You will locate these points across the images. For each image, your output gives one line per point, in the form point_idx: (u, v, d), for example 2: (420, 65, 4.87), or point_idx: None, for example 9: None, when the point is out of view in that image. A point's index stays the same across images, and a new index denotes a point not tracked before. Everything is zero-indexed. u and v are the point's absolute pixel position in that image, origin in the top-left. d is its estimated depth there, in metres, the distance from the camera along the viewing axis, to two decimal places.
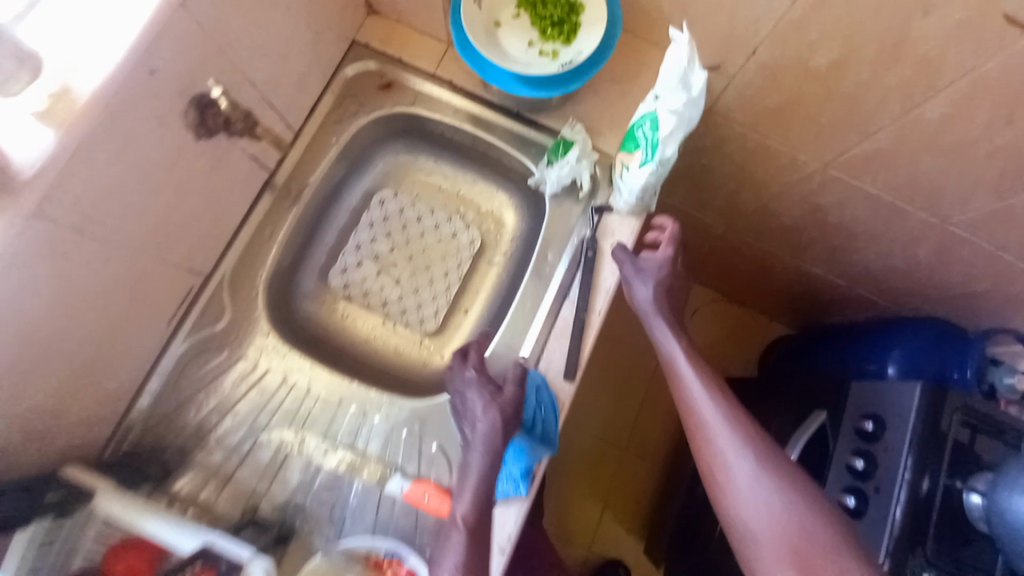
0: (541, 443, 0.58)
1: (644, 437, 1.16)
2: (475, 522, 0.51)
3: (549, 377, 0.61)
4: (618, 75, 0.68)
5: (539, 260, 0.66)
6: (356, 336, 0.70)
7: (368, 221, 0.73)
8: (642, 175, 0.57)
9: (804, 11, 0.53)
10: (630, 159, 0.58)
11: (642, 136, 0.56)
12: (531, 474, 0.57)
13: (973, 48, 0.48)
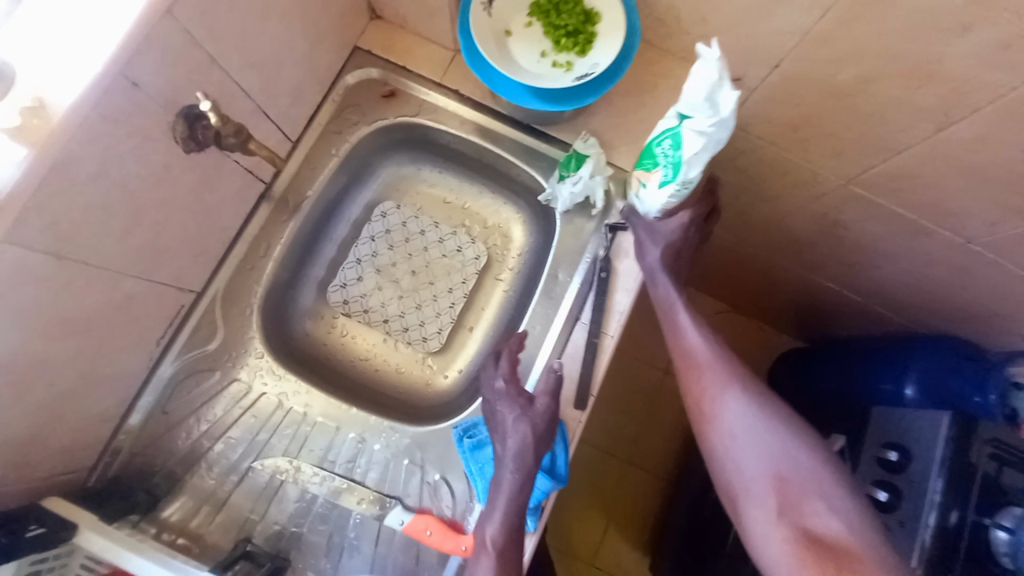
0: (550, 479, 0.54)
1: (649, 451, 1.13)
2: (505, 544, 0.47)
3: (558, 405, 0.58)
4: (631, 87, 0.65)
5: (548, 279, 0.63)
6: (355, 354, 0.67)
7: (369, 235, 0.71)
8: (658, 196, 0.54)
9: (831, 25, 0.49)
10: (647, 177, 0.55)
11: (660, 155, 0.52)
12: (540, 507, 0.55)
13: (1007, 69, 0.45)
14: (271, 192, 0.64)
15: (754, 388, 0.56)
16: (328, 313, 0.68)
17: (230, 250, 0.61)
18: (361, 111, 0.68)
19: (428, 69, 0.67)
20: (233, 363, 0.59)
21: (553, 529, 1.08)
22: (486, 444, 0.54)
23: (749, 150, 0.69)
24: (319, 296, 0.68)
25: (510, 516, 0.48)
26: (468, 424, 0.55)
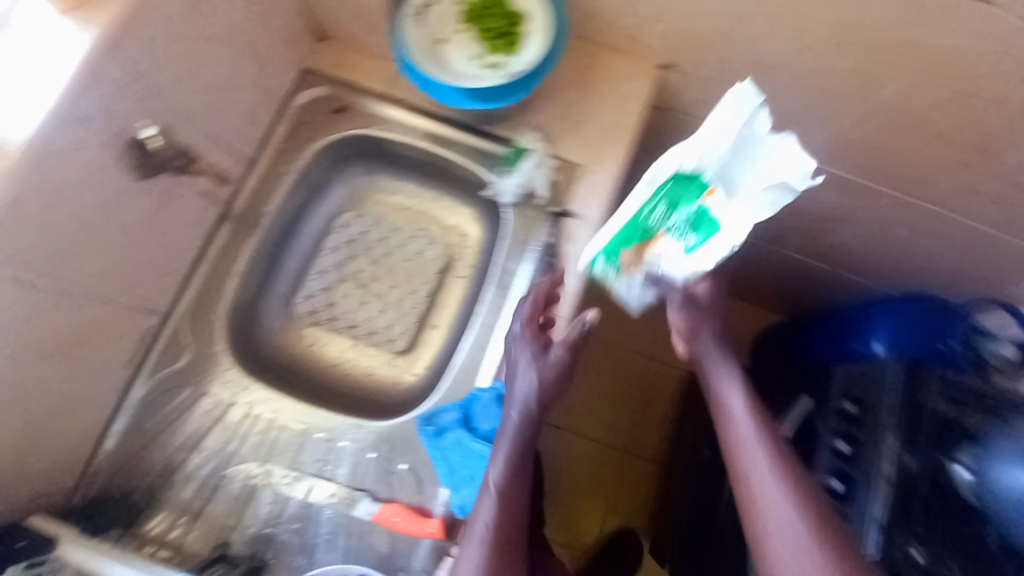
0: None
1: (643, 437, 1.13)
2: (507, 486, 0.50)
3: None
4: (571, 81, 0.68)
5: (502, 271, 0.65)
6: (325, 361, 0.68)
7: (332, 244, 0.72)
8: (691, 262, 0.53)
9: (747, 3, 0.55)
10: (662, 248, 0.53)
11: (670, 224, 0.52)
12: None
13: None
14: (230, 211, 0.67)
15: (799, 474, 0.50)
16: (300, 323, 0.69)
17: (194, 271, 0.64)
18: (316, 126, 0.70)
19: (375, 81, 0.70)
20: (205, 377, 0.62)
21: (553, 523, 1.08)
22: (445, 429, 0.56)
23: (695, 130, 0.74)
24: (283, 309, 0.69)
25: (512, 458, 0.51)
26: (429, 412, 0.57)
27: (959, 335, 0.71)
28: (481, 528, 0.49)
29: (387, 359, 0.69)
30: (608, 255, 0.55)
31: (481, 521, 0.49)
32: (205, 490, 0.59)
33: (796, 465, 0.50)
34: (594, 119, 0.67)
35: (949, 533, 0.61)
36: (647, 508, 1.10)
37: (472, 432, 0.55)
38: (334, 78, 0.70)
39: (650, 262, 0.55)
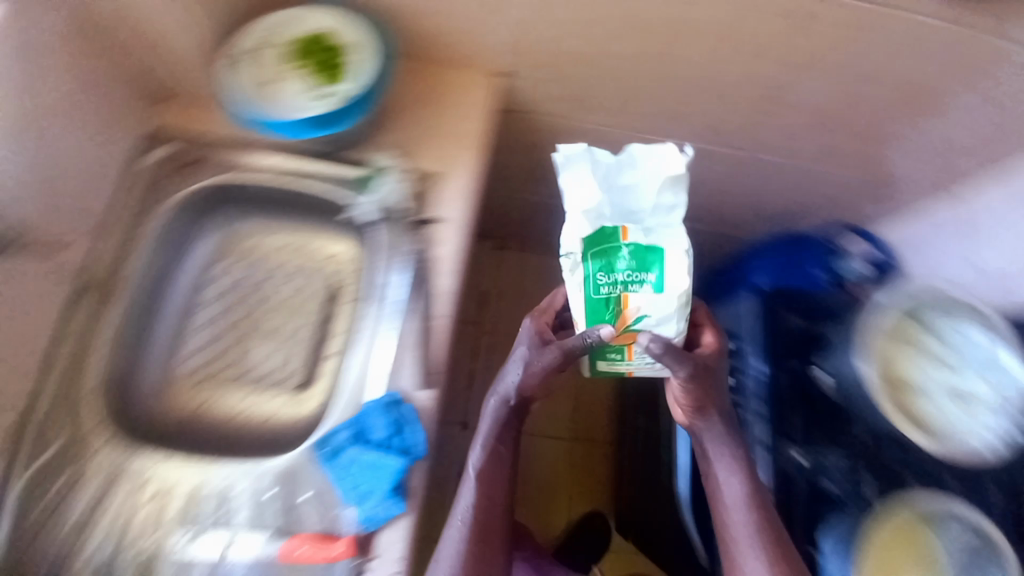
0: (405, 458, 0.57)
1: (586, 416, 1.21)
2: (484, 471, 0.62)
3: (403, 393, 0.60)
4: (415, 95, 0.74)
5: (379, 288, 0.68)
6: (221, 415, 0.68)
7: (208, 296, 0.73)
8: (667, 301, 0.58)
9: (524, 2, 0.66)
10: (637, 302, 0.58)
11: (622, 281, 0.58)
12: (404, 487, 0.56)
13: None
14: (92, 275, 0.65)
15: (756, 487, 0.61)
16: (188, 383, 0.68)
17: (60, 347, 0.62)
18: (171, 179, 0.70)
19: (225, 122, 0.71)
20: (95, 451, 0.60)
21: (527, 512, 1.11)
22: (340, 449, 0.58)
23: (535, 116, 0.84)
24: (164, 370, 0.68)
25: (487, 446, 0.63)
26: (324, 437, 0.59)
27: (819, 261, 0.85)
28: (461, 508, 0.61)
29: (282, 400, 0.69)
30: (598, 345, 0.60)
31: (462, 502, 0.61)
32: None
33: (750, 469, 0.62)
34: (440, 122, 0.73)
35: (823, 430, 0.71)
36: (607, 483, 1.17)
37: (364, 445, 0.58)
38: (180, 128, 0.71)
39: (639, 328, 0.58)
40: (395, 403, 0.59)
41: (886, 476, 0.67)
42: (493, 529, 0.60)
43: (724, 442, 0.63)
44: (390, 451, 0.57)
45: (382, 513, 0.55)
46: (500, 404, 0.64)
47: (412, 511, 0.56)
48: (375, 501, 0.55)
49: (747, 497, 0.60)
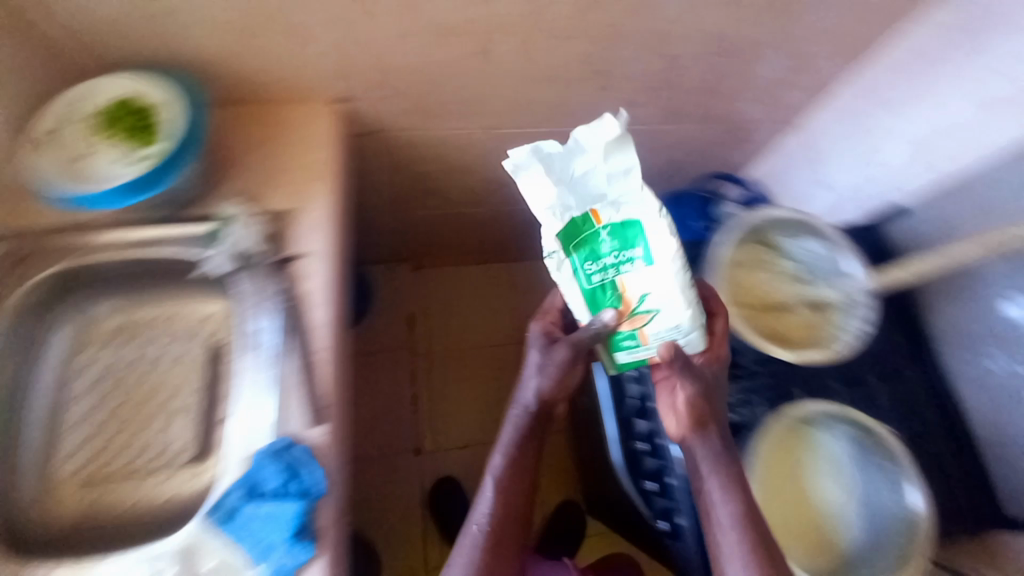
0: (304, 498, 0.62)
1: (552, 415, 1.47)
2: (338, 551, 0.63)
3: (298, 437, 0.66)
4: (240, 115, 0.77)
5: (250, 337, 0.70)
6: (112, 510, 0.71)
7: (229, 233, 0.70)
8: (664, 271, 0.61)
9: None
10: (633, 284, 0.63)
11: (612, 266, 0.64)
12: (305, 531, 0.62)
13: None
14: (141, 210, 0.72)
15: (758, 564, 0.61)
16: (211, 326, 0.80)
17: (113, 311, 0.79)
18: (232, 179, 0.74)
19: (298, 75, 0.75)
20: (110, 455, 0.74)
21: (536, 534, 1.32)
22: (235, 509, 0.62)
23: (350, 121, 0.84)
24: (128, 347, 0.79)
25: (503, 481, 0.74)
26: (282, 435, 0.65)
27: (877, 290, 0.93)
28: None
29: (171, 474, 0.74)
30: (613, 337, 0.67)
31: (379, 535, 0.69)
32: (148, 520, 0.71)
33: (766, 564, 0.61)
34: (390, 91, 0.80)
35: None
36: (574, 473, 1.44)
37: (259, 498, 0.62)
38: (260, 95, 0.78)
39: (643, 309, 0.63)
40: (288, 448, 0.64)
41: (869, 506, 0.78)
42: (509, 517, 0.72)
43: (712, 461, 0.69)
44: (286, 500, 0.62)
45: (290, 562, 0.60)
46: (523, 412, 0.77)
47: (325, 555, 0.62)
48: (280, 553, 0.61)
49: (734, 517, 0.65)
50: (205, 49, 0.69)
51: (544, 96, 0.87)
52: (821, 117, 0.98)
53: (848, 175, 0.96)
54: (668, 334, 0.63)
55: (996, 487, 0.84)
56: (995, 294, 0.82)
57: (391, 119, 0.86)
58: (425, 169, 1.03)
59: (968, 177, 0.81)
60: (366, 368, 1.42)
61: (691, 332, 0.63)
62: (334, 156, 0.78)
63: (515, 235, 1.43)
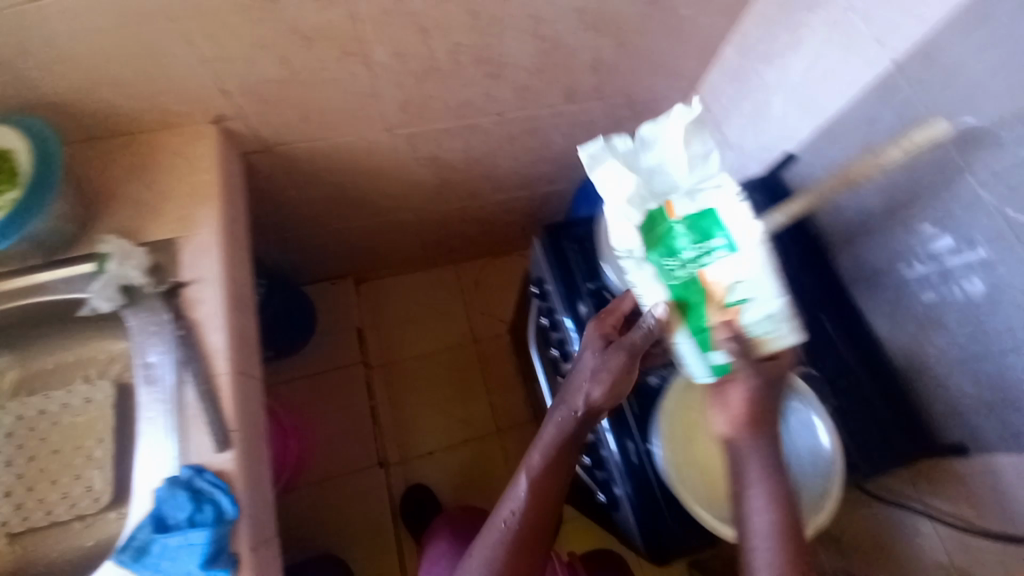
0: (216, 523, 0.61)
1: (508, 407, 1.47)
2: None
3: (203, 463, 0.64)
4: (115, 146, 0.78)
5: (144, 370, 0.68)
6: (42, 559, 0.72)
7: (100, 277, 0.69)
8: (750, 257, 0.58)
9: (125, 27, 0.65)
10: (717, 275, 0.58)
11: (696, 258, 0.60)
12: (217, 554, 0.60)
13: (224, 23, 0.67)
14: (12, 259, 0.71)
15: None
16: (116, 368, 0.79)
17: (15, 364, 0.78)
18: (108, 215, 0.73)
19: (168, 100, 0.75)
20: (32, 506, 0.74)
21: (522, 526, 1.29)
22: (145, 546, 0.61)
23: (239, 141, 0.85)
24: (41, 395, 0.78)
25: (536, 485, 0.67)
26: (188, 465, 0.64)
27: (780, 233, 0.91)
28: None
29: (92, 516, 0.73)
30: (699, 331, 0.60)
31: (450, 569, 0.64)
32: (79, 561, 0.71)
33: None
34: (269, 106, 0.80)
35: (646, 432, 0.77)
36: None
37: (169, 531, 0.61)
38: (133, 128, 0.78)
39: (736, 298, 0.58)
40: (194, 475, 0.63)
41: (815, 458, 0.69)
42: (540, 529, 0.66)
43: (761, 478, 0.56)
44: (194, 528, 0.60)
45: None
46: (569, 415, 0.69)
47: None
48: None
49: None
50: (66, 88, 0.70)
51: (429, 90, 0.87)
52: (716, 81, 1.00)
53: (746, 135, 0.97)
54: (764, 323, 0.57)
55: (929, 418, 0.78)
56: (924, 212, 0.71)
57: (277, 133, 0.86)
58: (336, 180, 1.03)
59: (839, 118, 0.78)
60: (320, 389, 1.40)
61: (783, 319, 0.57)
62: (221, 177, 0.77)
63: (454, 236, 1.43)
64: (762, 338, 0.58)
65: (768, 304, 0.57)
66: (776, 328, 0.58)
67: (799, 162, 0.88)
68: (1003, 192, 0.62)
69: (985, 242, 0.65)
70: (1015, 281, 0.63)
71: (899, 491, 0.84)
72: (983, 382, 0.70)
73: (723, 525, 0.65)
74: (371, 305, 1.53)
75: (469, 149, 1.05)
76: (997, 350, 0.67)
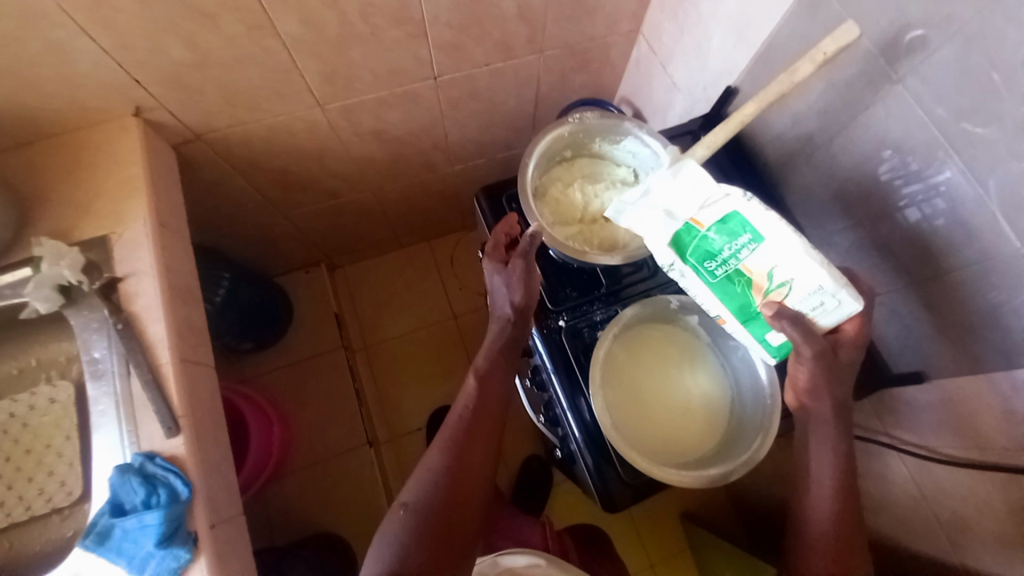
0: (170, 503, 0.62)
1: None
2: (418, 502, 0.62)
3: (156, 449, 0.66)
4: (46, 151, 0.78)
5: (91, 366, 0.69)
6: (25, 551, 0.75)
7: (37, 279, 0.70)
8: (786, 243, 0.56)
9: (16, 29, 0.64)
10: (760, 265, 0.59)
11: (730, 257, 0.60)
12: (174, 534, 0.62)
13: (116, 12, 0.65)
14: None
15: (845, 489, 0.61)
16: (75, 368, 0.80)
17: None
18: (42, 218, 0.75)
19: (83, 95, 0.74)
20: (12, 503, 0.77)
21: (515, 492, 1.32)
22: (107, 532, 0.63)
23: (169, 133, 0.85)
24: (7, 399, 0.80)
25: (482, 374, 0.72)
26: (139, 452, 0.65)
27: (727, 170, 0.87)
28: (388, 540, 0.60)
29: (67, 507, 0.75)
30: (755, 317, 0.63)
31: (429, 461, 0.65)
32: (57, 551, 0.74)
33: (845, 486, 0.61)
34: (192, 95, 0.80)
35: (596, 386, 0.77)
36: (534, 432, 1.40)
37: (127, 514, 0.63)
38: (54, 129, 0.78)
39: (777, 285, 0.58)
40: (148, 461, 0.65)
41: (757, 395, 0.70)
42: (485, 415, 0.69)
43: (829, 414, 0.62)
44: (147, 510, 0.61)
45: (164, 569, 0.61)
46: (502, 324, 0.75)
47: (201, 551, 0.63)
48: (149, 566, 0.61)
49: (837, 485, 0.61)
50: None
51: (352, 59, 0.84)
52: (658, 21, 0.95)
53: (690, 75, 0.93)
54: (812, 300, 0.58)
55: (884, 350, 0.75)
56: (879, 125, 0.66)
57: (204, 119, 0.85)
58: (281, 164, 1.02)
59: (770, 43, 0.75)
60: (303, 375, 1.43)
61: (839, 292, 0.56)
62: (147, 168, 0.78)
63: (419, 213, 1.41)
64: (813, 314, 0.59)
65: (814, 285, 0.56)
66: (829, 302, 0.57)
67: (739, 95, 0.85)
68: (936, 97, 0.58)
69: (951, 161, 0.59)
70: (965, 192, 0.58)
71: (864, 425, 0.84)
72: (936, 305, 0.66)
73: (674, 472, 0.66)
74: (349, 289, 1.55)
75: (412, 118, 1.03)
76: (951, 269, 0.63)
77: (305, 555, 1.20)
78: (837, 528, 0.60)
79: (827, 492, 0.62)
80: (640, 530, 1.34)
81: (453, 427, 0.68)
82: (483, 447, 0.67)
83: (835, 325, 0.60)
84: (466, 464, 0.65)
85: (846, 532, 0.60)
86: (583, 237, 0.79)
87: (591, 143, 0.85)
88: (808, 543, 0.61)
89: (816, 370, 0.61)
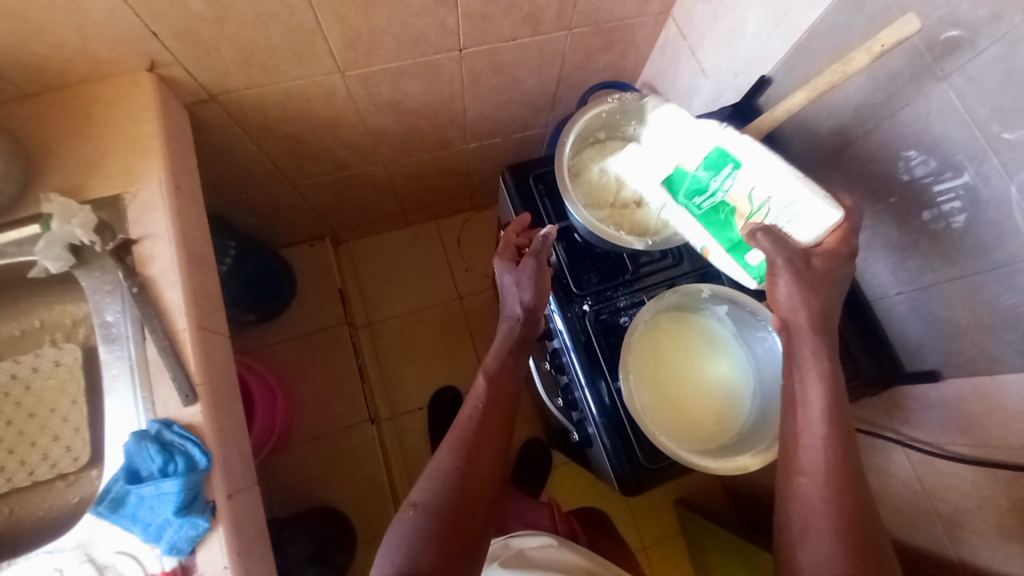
0: (188, 472, 0.61)
1: None
2: (435, 492, 0.62)
3: (174, 417, 0.65)
4: (57, 102, 0.74)
5: (103, 330, 0.67)
6: (30, 512, 0.74)
7: (47, 238, 0.67)
8: (763, 165, 0.60)
9: None
10: (740, 190, 0.63)
11: (717, 189, 0.65)
12: (193, 504, 0.61)
13: None
14: None
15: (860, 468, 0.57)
16: (82, 332, 0.77)
17: None
18: (50, 174, 0.72)
19: (95, 46, 0.70)
20: (13, 467, 0.75)
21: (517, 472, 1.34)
22: (120, 499, 0.61)
23: (184, 90, 0.81)
24: (10, 361, 0.77)
25: (503, 361, 0.72)
26: (155, 419, 0.64)
27: None
28: (404, 528, 0.60)
29: (72, 469, 0.74)
30: (739, 243, 0.66)
31: (444, 451, 0.65)
32: (63, 515, 0.73)
33: (854, 457, 0.56)
34: (209, 53, 0.76)
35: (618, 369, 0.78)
36: (534, 415, 1.40)
37: (142, 482, 0.61)
38: (63, 80, 0.74)
39: (757, 206, 0.62)
40: (164, 428, 0.63)
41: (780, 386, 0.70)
42: (496, 413, 0.68)
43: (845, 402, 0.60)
44: (165, 478, 0.60)
45: (186, 535, 0.60)
46: (512, 323, 0.75)
47: (217, 521, 0.63)
48: (167, 533, 0.60)
49: (828, 409, 0.58)
50: None
51: (377, 23, 0.81)
52: (691, 2, 0.93)
53: (720, 61, 0.92)
54: (788, 213, 0.60)
55: (899, 347, 0.77)
56: (916, 123, 0.65)
57: (220, 79, 0.81)
58: (295, 131, 0.98)
59: (812, 33, 0.73)
60: (305, 350, 1.41)
61: (814, 199, 0.57)
62: (162, 128, 0.74)
63: (429, 189, 1.38)
64: (789, 226, 0.60)
65: (788, 196, 0.59)
66: (805, 212, 0.58)
67: (773, 85, 0.83)
68: (980, 96, 0.58)
69: (970, 164, 0.61)
70: (991, 195, 0.60)
71: (871, 420, 0.85)
72: (955, 305, 0.68)
73: (697, 457, 0.67)
74: (353, 262, 1.53)
75: (432, 90, 1.00)
76: (971, 269, 0.64)
77: (308, 527, 1.21)
78: (840, 469, 0.56)
79: (815, 415, 0.58)
80: (637, 511, 1.37)
81: (463, 426, 0.67)
82: (492, 446, 0.66)
83: (817, 241, 0.60)
84: (476, 463, 0.64)
85: (846, 471, 0.56)
86: (614, 220, 0.79)
87: (626, 125, 0.83)
88: (795, 472, 0.58)
89: (814, 332, 0.59)
